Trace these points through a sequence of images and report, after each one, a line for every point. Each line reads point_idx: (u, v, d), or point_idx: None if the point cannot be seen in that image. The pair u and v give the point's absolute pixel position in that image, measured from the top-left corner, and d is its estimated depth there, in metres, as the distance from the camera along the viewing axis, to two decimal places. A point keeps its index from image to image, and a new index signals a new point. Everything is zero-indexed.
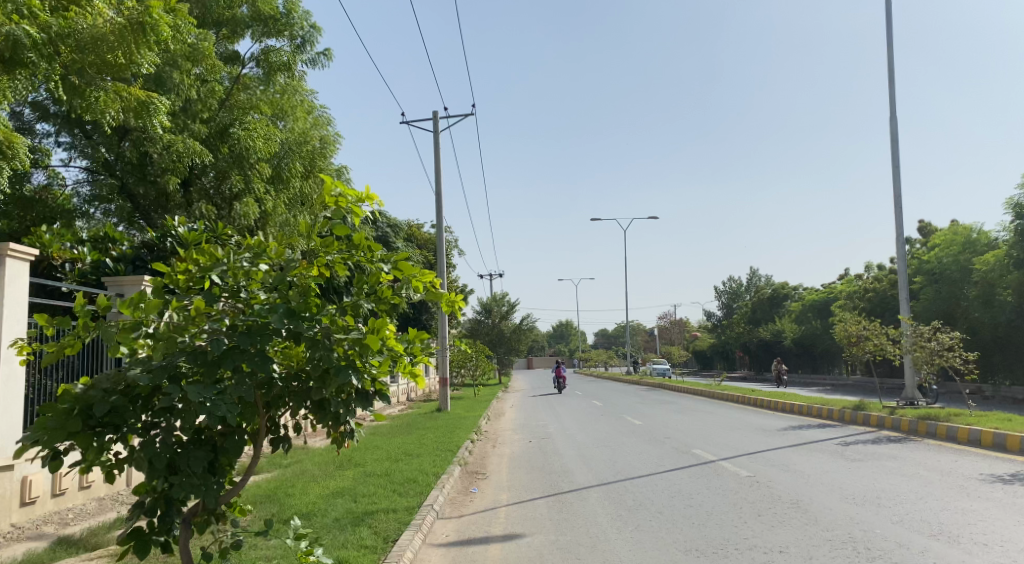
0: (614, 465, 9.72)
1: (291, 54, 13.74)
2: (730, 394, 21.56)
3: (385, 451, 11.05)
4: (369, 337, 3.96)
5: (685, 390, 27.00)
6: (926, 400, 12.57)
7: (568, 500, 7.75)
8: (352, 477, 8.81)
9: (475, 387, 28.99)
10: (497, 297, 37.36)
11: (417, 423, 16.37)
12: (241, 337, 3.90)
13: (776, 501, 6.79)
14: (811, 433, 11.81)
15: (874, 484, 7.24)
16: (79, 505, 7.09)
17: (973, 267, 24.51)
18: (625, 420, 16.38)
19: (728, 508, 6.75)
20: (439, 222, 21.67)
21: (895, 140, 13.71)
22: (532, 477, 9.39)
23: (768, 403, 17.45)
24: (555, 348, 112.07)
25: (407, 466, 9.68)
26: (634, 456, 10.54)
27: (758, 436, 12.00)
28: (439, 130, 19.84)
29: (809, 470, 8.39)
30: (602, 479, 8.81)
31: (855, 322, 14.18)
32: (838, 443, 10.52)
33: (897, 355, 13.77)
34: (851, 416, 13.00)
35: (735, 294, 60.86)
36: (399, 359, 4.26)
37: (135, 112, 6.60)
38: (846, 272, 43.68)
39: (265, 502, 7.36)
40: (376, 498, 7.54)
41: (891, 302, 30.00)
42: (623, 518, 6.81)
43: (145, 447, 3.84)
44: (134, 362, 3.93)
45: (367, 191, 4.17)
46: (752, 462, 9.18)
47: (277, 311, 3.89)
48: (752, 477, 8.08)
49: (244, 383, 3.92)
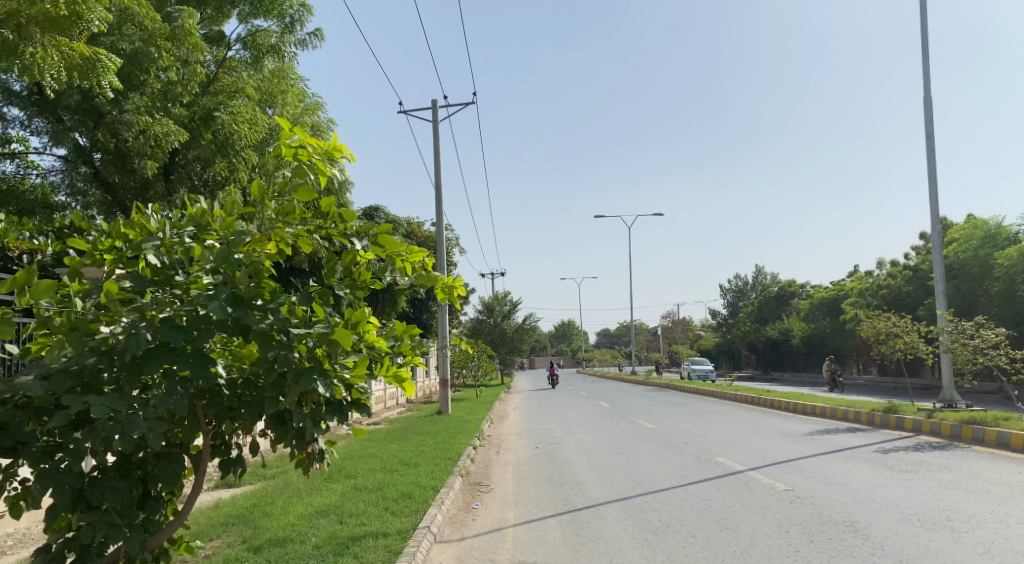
0: (633, 477, 8.79)
1: (280, 36, 12.83)
2: (743, 394, 20.62)
3: (380, 461, 10.12)
4: (338, 331, 2.98)
5: (694, 391, 26.09)
6: (965, 402, 11.62)
7: (584, 520, 6.82)
8: (340, 492, 7.90)
9: (477, 388, 28.08)
10: (499, 296, 36.43)
11: (416, 427, 15.48)
12: (170, 331, 2.96)
13: (829, 523, 5.86)
14: (843, 438, 10.87)
15: (937, 501, 6.32)
16: (23, 529, 6.18)
17: (994, 262, 23.54)
18: (636, 424, 15.46)
19: (772, 531, 5.84)
20: (438, 219, 20.77)
21: (930, 123, 12.72)
22: (541, 490, 8.46)
23: (787, 405, 16.49)
24: (558, 348, 111.24)
25: (404, 478, 8.77)
26: (652, 466, 9.61)
27: (786, 442, 11.05)
28: (439, 120, 18.88)
29: (854, 483, 7.47)
30: (620, 494, 7.87)
31: (884, 318, 13.24)
32: (877, 450, 9.59)
33: (929, 354, 12.82)
34: (883, 420, 12.04)
35: (741, 292, 60.01)
36: (381, 360, 3.32)
37: (80, 73, 5.64)
38: (856, 269, 42.71)
39: (237, 525, 6.45)
40: (365, 518, 6.63)
41: (906, 299, 28.99)
42: (650, 543, 5.88)
43: (44, 477, 2.91)
44: (30, 366, 2.99)
45: (335, 142, 3.24)
46: (787, 474, 8.26)
47: (217, 297, 2.94)
48: (791, 492, 7.16)
49: (175, 393, 3.00)
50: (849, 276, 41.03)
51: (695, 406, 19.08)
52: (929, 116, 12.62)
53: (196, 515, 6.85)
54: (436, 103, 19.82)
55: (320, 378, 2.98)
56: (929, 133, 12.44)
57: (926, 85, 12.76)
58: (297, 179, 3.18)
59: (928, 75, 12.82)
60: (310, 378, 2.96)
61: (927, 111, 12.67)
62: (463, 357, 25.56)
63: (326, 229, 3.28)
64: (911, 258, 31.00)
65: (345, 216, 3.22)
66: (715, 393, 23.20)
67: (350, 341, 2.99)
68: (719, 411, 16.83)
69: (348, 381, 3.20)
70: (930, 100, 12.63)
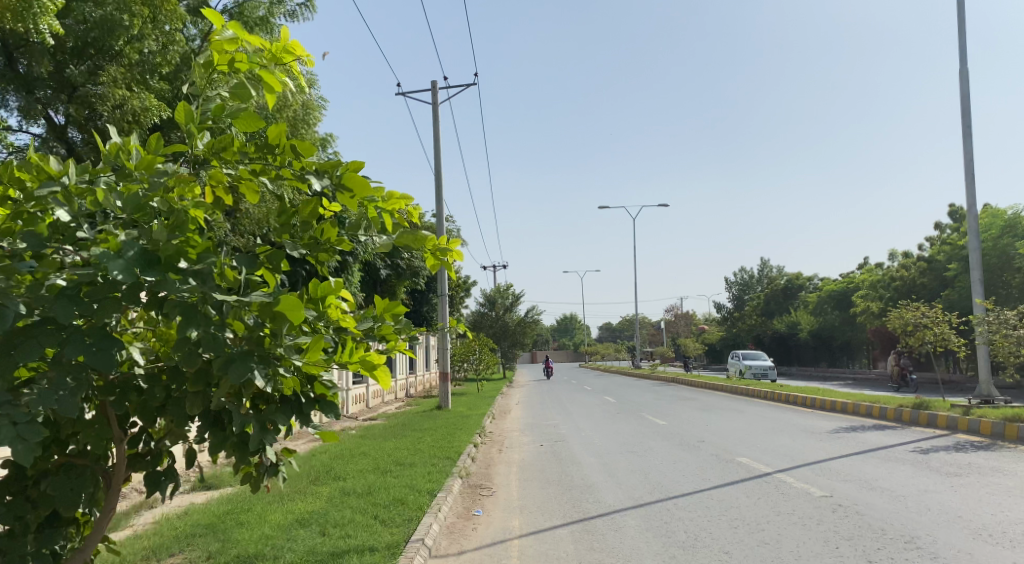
0: (650, 481, 8.01)
1: (268, 8, 11.93)
2: (755, 389, 19.87)
3: (373, 461, 9.36)
4: (285, 300, 2.14)
5: (703, 385, 25.35)
6: (1003, 398, 10.85)
7: (599, 530, 6.03)
8: (326, 497, 7.14)
9: (478, 382, 27.30)
10: (501, 289, 35.57)
11: (414, 423, 14.71)
12: (58, 303, 2.16)
13: (886, 539, 5.08)
14: (873, 437, 10.10)
15: (1004, 512, 5.54)
16: None
17: (1014, 252, 22.70)
18: (646, 420, 14.71)
19: (820, 547, 5.06)
20: (439, 207, 19.96)
21: (966, 99, 11.89)
22: (548, 494, 7.68)
23: (804, 400, 15.73)
24: (560, 342, 110.68)
25: (398, 480, 7.99)
26: (668, 467, 8.84)
27: (810, 440, 10.26)
28: (439, 102, 18.03)
29: (901, 489, 6.71)
30: (637, 499, 7.09)
31: (912, 308, 12.45)
32: (914, 449, 8.82)
33: (961, 346, 12.04)
34: (914, 417, 11.28)
35: (746, 285, 59.31)
36: (346, 342, 2.49)
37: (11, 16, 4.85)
38: (865, 261, 41.87)
39: (205, 536, 5.68)
40: (350, 529, 5.87)
41: (920, 290, 28.18)
42: (677, 560, 5.09)
43: None
44: None
45: (284, 43, 2.41)
46: (820, 478, 7.49)
47: (121, 253, 2.13)
48: (831, 500, 6.38)
49: (65, 386, 2.18)
50: (858, 268, 40.20)
51: (706, 401, 18.31)
52: (964, 93, 11.78)
53: (162, 525, 6.08)
54: (436, 85, 18.97)
55: (259, 366, 2.16)
56: (965, 111, 11.60)
57: (961, 59, 11.92)
58: (236, 95, 2.36)
59: (963, 49, 11.99)
60: (246, 367, 2.14)
61: (962, 88, 11.84)
62: (464, 350, 24.80)
63: (276, 169, 2.44)
64: (925, 249, 30.15)
65: (299, 149, 2.38)
66: (725, 388, 22.44)
67: (301, 315, 2.16)
68: (732, 407, 16.04)
69: (302, 369, 2.37)
70: (965, 76, 11.79)
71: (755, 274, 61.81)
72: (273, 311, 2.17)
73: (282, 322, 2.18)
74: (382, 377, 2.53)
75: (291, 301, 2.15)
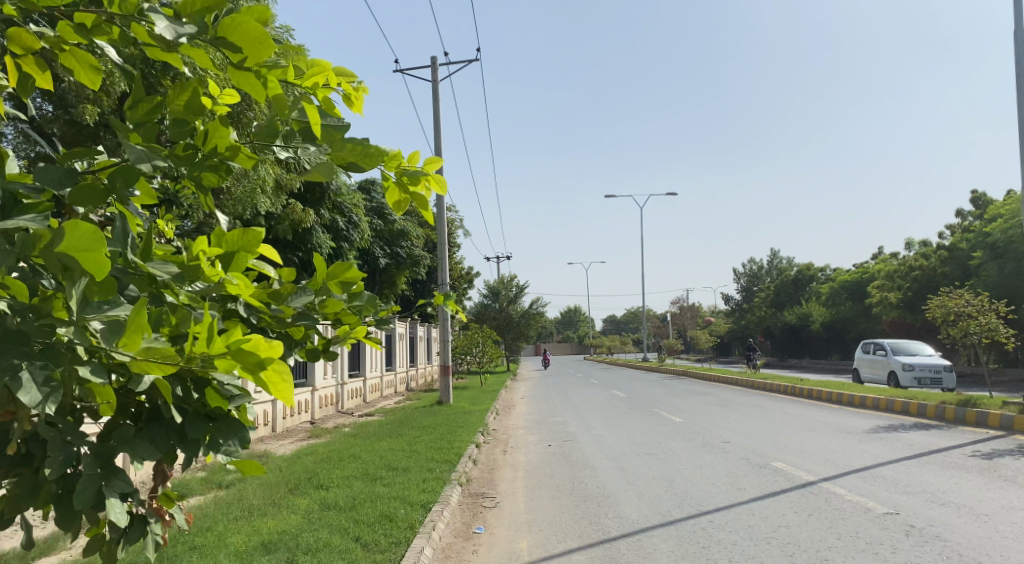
0: (677, 493, 6.98)
1: None
2: (774, 382, 18.87)
3: (362, 466, 8.35)
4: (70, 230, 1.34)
5: (715, 379, 24.28)
6: None
7: (624, 557, 5.03)
8: (302, 513, 6.17)
9: (482, 375, 26.34)
10: (504, 280, 34.59)
11: (412, 420, 13.75)
12: None
13: None
14: (920, 438, 9.10)
15: None
16: None
17: None
18: (661, 417, 13.73)
19: None
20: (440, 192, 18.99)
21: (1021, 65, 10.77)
22: (560, 508, 6.69)
23: (831, 395, 14.73)
24: (564, 335, 109.94)
25: (387, 490, 7.00)
26: (694, 473, 7.86)
27: (850, 442, 9.22)
28: (439, 79, 16.98)
29: (978, 503, 5.70)
30: (665, 515, 6.10)
31: (956, 296, 11.40)
32: (973, 453, 7.81)
33: (1008, 337, 11.00)
34: (961, 415, 10.26)
35: (755, 276, 58.44)
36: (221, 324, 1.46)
37: None
38: (879, 250, 40.77)
39: None
40: (325, 555, 4.89)
41: (940, 281, 27.20)
42: None
43: None
44: None
45: None
46: (876, 488, 6.49)
47: None
48: (899, 519, 5.35)
49: None
50: (873, 258, 39.10)
51: (722, 396, 17.34)
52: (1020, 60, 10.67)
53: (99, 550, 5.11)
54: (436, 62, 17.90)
55: (35, 366, 1.37)
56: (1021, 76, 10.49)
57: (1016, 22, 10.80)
58: None
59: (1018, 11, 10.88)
60: (7, 365, 1.34)
61: (1017, 53, 10.73)
62: (466, 342, 23.81)
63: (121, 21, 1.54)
64: (945, 238, 29.02)
65: None
66: (740, 382, 21.46)
67: (102, 264, 1.35)
68: (752, 403, 14.98)
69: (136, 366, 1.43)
70: (1021, 39, 10.68)
71: (764, 265, 60.83)
72: (61, 258, 1.39)
73: (75, 276, 1.40)
74: (279, 385, 1.47)
75: (84, 233, 1.35)
